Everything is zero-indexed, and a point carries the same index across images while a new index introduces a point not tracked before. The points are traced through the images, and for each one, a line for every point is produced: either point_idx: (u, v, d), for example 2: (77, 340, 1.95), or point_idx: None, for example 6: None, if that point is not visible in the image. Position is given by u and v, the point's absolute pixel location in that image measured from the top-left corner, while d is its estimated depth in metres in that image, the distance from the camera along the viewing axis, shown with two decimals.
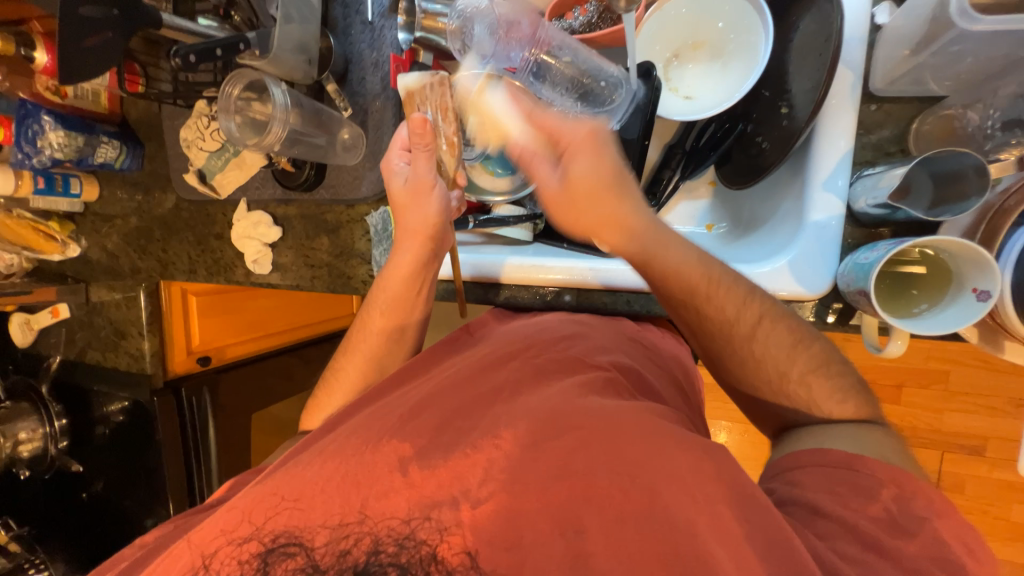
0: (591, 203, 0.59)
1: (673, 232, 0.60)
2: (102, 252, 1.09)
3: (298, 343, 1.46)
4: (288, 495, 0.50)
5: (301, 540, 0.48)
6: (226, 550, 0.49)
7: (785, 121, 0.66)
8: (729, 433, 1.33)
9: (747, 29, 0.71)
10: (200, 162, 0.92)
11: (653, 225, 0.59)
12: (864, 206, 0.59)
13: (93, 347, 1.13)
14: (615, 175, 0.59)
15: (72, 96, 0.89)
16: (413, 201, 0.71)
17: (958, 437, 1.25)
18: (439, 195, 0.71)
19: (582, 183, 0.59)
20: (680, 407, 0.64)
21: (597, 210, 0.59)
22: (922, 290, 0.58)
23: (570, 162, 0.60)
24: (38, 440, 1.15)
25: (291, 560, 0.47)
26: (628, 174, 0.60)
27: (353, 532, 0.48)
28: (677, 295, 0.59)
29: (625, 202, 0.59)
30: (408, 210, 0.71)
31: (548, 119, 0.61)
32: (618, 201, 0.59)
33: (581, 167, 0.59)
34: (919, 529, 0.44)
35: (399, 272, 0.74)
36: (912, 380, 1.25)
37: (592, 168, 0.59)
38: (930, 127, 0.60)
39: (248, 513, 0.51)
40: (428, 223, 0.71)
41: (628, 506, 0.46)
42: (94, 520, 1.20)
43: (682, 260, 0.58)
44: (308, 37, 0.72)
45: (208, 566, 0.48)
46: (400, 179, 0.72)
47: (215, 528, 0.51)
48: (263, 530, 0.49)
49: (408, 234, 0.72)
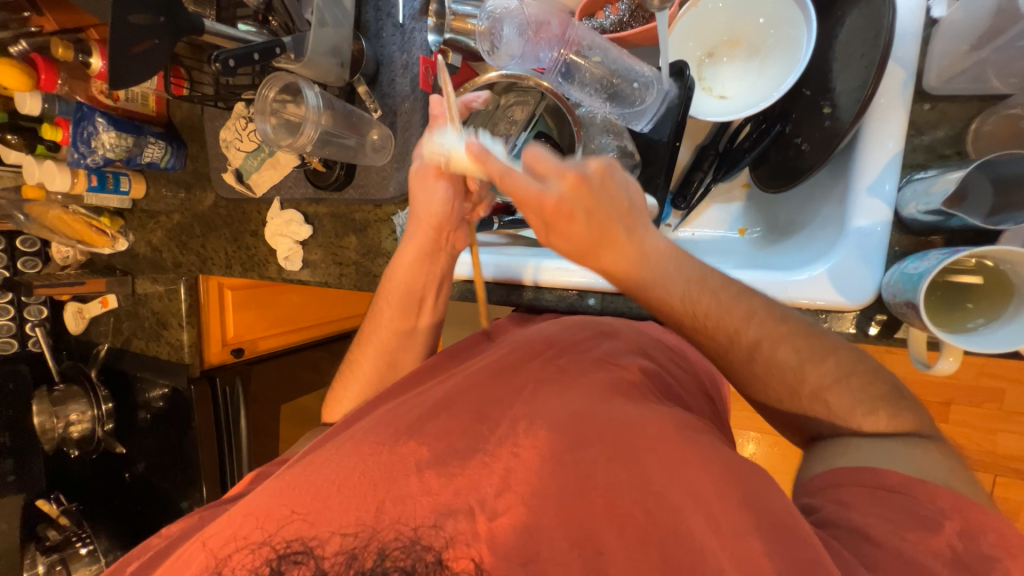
0: (586, 265, 0.56)
1: (665, 271, 0.54)
2: (147, 247, 1.15)
3: (324, 337, 1.50)
4: (298, 508, 0.51)
5: (312, 538, 0.49)
6: (241, 553, 0.49)
7: (828, 122, 0.63)
8: (757, 445, 1.28)
9: (789, 23, 0.68)
10: (238, 161, 0.96)
11: (643, 267, 0.54)
12: (914, 212, 0.55)
13: (137, 336, 1.20)
14: (592, 241, 0.53)
15: (124, 99, 0.95)
16: (422, 189, 0.72)
17: (1014, 461, 1.16)
18: (451, 183, 0.71)
19: (568, 254, 0.55)
20: (707, 415, 0.62)
21: (590, 267, 0.56)
22: (979, 304, 0.53)
23: (549, 236, 0.55)
24: (86, 422, 1.22)
25: (302, 566, 0.47)
26: (613, 231, 0.53)
27: (360, 536, 0.48)
28: (666, 319, 0.57)
29: (618, 266, 0.54)
30: (416, 194, 0.72)
31: (517, 195, 0.52)
32: (606, 263, 0.54)
33: (562, 243, 0.54)
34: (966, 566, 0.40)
35: (405, 261, 0.75)
36: (961, 398, 1.17)
37: (570, 241, 0.54)
38: (991, 127, 0.55)
39: (259, 521, 0.51)
40: (433, 211, 0.71)
41: (652, 530, 0.46)
42: (135, 499, 1.27)
43: (667, 292, 0.55)
44: (341, 40, 0.74)
45: (221, 568, 0.48)
46: (417, 163, 0.72)
47: (227, 534, 0.51)
48: (275, 538, 0.50)
49: (417, 221, 0.73)
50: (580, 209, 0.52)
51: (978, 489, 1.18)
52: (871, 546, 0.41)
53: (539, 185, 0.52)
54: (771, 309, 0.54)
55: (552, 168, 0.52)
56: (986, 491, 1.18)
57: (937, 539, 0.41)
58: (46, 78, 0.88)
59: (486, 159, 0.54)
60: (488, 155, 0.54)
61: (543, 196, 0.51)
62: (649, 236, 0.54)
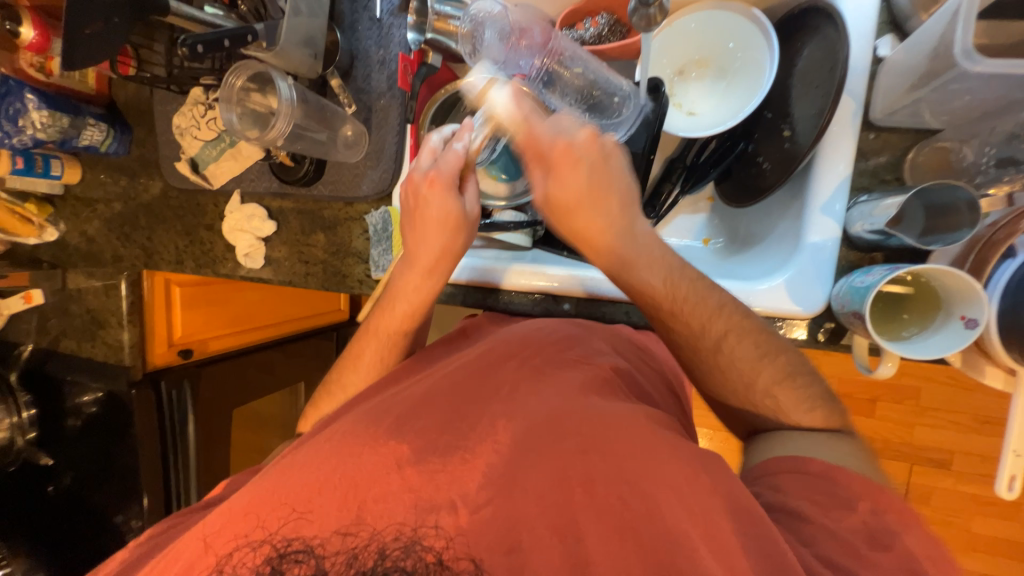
0: (568, 217, 0.63)
1: (645, 253, 0.61)
2: (82, 237, 1.05)
3: (283, 337, 1.42)
4: (300, 504, 0.50)
5: (312, 537, 0.48)
6: (241, 551, 0.48)
7: (787, 144, 0.68)
8: (710, 440, 1.37)
9: (754, 46, 0.72)
10: (193, 150, 0.90)
11: (629, 244, 0.61)
12: (860, 231, 0.61)
13: (68, 336, 1.09)
14: (585, 193, 0.61)
15: (59, 74, 0.85)
16: (438, 228, 0.66)
17: (926, 451, 1.31)
18: (468, 241, 0.69)
19: (557, 200, 0.62)
20: (674, 412, 0.66)
21: (569, 225, 0.63)
22: (913, 315, 0.60)
23: (547, 180, 0.62)
24: (4, 431, 1.11)
25: (302, 566, 0.46)
26: (605, 190, 0.61)
27: (360, 535, 0.48)
28: (647, 307, 0.62)
29: (598, 227, 0.61)
30: (429, 239, 0.67)
31: (534, 136, 0.61)
32: (586, 218, 0.62)
33: (557, 187, 0.62)
34: (900, 538, 0.45)
35: (402, 300, 0.70)
36: (886, 394, 1.31)
37: (565, 185, 0.61)
38: (925, 158, 0.62)
39: (259, 518, 0.50)
40: (446, 254, 0.68)
41: (628, 514, 0.48)
42: (61, 515, 1.15)
43: (649, 279, 0.60)
44: (315, 30, 0.72)
45: (223, 565, 0.47)
46: (429, 210, 0.66)
47: (225, 530, 0.50)
48: (276, 535, 0.49)
49: (419, 266, 0.68)
50: (585, 160, 0.60)
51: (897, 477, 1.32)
52: (814, 519, 0.47)
53: (557, 132, 0.61)
54: (736, 304, 0.60)
55: (572, 123, 0.62)
56: (905, 479, 1.32)
57: (866, 514, 0.47)
58: None
59: (522, 100, 0.63)
60: (524, 98, 0.63)
61: (562, 137, 0.61)
62: (636, 220, 0.62)
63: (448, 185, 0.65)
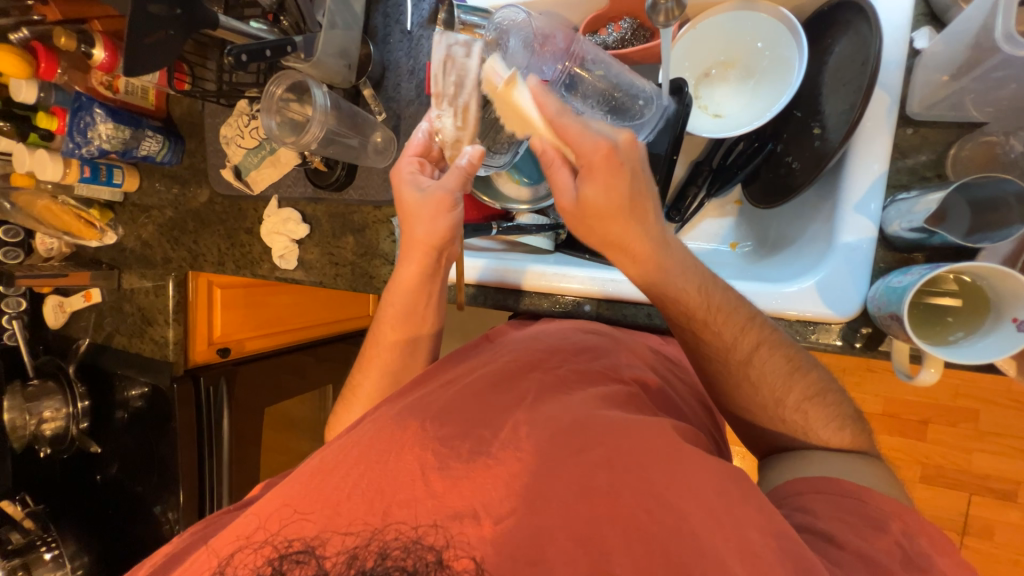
0: (599, 227, 0.55)
1: (679, 262, 0.57)
2: (136, 241, 1.13)
3: (315, 340, 1.47)
4: (300, 507, 0.52)
5: (313, 537, 0.50)
6: (242, 552, 0.51)
7: (818, 142, 0.66)
8: (743, 460, 1.32)
9: (782, 45, 0.71)
10: (237, 158, 0.96)
11: (663, 254, 0.56)
12: (898, 230, 0.58)
13: (120, 333, 1.17)
14: (628, 203, 0.54)
15: (123, 91, 0.94)
16: (416, 215, 0.69)
17: (988, 481, 1.19)
18: (455, 217, 0.68)
19: (593, 208, 0.54)
20: (701, 420, 0.65)
21: (609, 235, 0.55)
22: (958, 318, 0.56)
23: (585, 186, 0.54)
24: (60, 419, 1.19)
25: (303, 566, 0.48)
26: (644, 198, 0.54)
27: (360, 536, 0.49)
28: (676, 313, 0.59)
29: (640, 238, 0.55)
30: (408, 220, 0.70)
31: (572, 137, 0.52)
32: (626, 230, 0.54)
33: (597, 198, 0.53)
34: (946, 560, 0.43)
35: (405, 286, 0.73)
36: (938, 416, 1.21)
37: (606, 192, 0.53)
38: (968, 153, 0.59)
39: (262, 520, 0.53)
40: (436, 237, 0.69)
41: (651, 523, 0.45)
42: (107, 502, 1.22)
43: (683, 287, 0.57)
44: (349, 42, 0.76)
45: (224, 565, 0.51)
46: (416, 189, 0.69)
47: (230, 533, 0.53)
48: (277, 536, 0.51)
49: (412, 248, 0.70)
50: (627, 166, 0.52)
51: (954, 508, 1.21)
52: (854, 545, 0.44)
53: (596, 133, 0.52)
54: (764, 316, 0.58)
55: (608, 124, 0.53)
56: (963, 512, 1.21)
57: (905, 536, 0.44)
58: (45, 67, 0.87)
59: (548, 95, 0.54)
60: (549, 93, 0.54)
61: (603, 138, 0.52)
62: (666, 227, 0.57)
63: (405, 176, 0.71)
